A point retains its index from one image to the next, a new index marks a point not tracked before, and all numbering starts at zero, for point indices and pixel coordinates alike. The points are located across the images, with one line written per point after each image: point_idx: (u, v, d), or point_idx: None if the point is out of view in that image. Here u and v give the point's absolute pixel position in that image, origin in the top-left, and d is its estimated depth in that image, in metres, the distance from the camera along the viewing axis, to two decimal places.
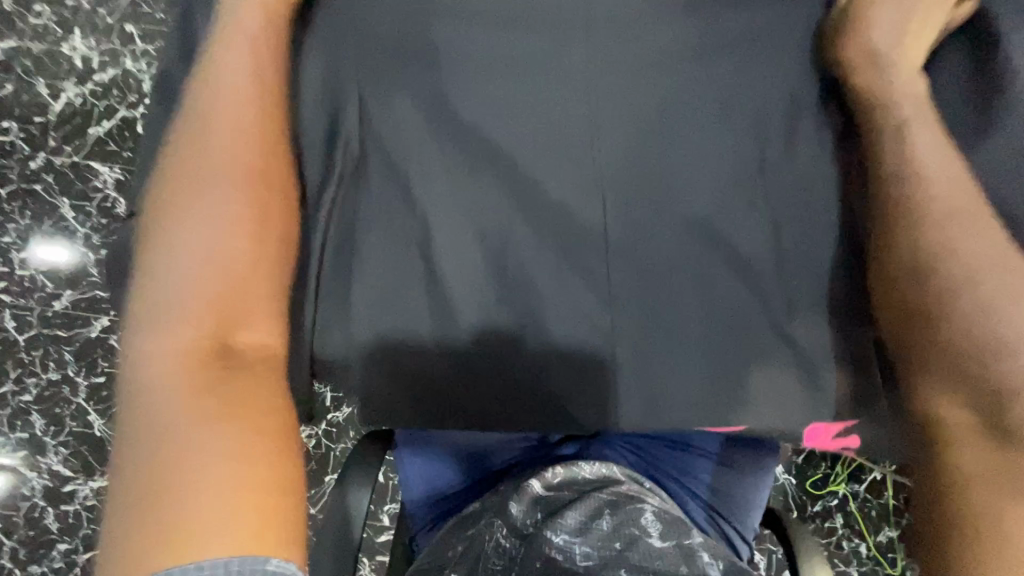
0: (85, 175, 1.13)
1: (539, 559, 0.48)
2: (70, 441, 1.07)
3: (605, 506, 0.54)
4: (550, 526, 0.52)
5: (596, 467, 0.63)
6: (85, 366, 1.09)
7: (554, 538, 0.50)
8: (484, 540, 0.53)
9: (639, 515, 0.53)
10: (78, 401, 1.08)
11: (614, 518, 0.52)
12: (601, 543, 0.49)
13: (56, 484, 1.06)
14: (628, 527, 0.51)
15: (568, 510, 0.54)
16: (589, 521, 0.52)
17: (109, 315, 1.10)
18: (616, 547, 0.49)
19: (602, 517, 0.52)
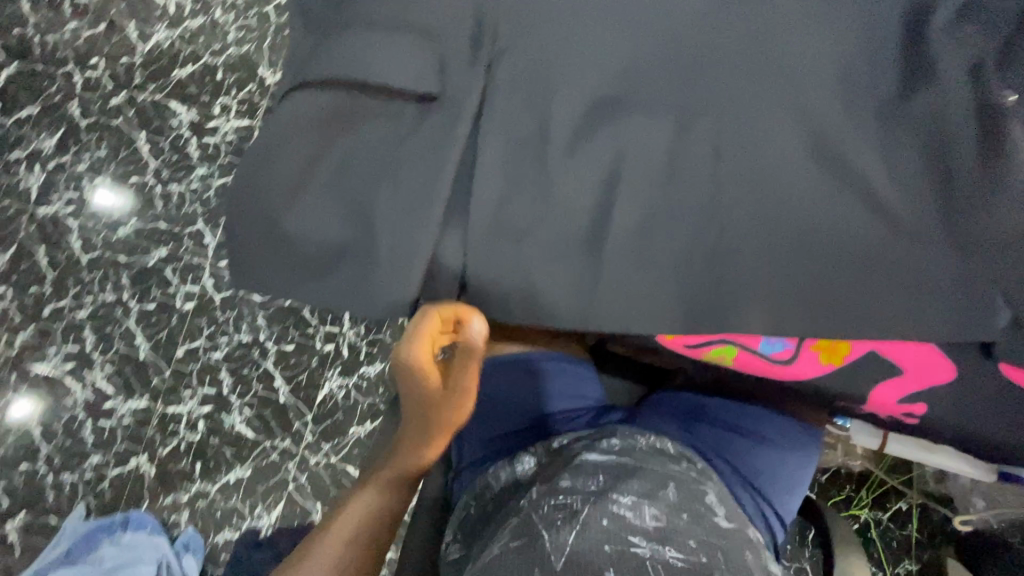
0: (163, 113, 1.19)
1: (605, 520, 0.48)
2: (115, 360, 1.12)
3: (670, 479, 0.54)
4: (616, 487, 0.51)
5: (649, 438, 0.60)
6: (138, 292, 1.14)
7: (620, 499, 0.50)
8: (547, 493, 0.53)
9: (700, 493, 0.54)
10: (128, 324, 1.13)
11: (679, 492, 0.53)
12: (672, 515, 0.50)
13: (97, 399, 1.11)
14: (692, 503, 0.52)
15: (634, 476, 0.53)
16: (657, 490, 0.52)
17: (167, 247, 1.15)
18: (684, 519, 0.50)
19: (668, 488, 0.53)
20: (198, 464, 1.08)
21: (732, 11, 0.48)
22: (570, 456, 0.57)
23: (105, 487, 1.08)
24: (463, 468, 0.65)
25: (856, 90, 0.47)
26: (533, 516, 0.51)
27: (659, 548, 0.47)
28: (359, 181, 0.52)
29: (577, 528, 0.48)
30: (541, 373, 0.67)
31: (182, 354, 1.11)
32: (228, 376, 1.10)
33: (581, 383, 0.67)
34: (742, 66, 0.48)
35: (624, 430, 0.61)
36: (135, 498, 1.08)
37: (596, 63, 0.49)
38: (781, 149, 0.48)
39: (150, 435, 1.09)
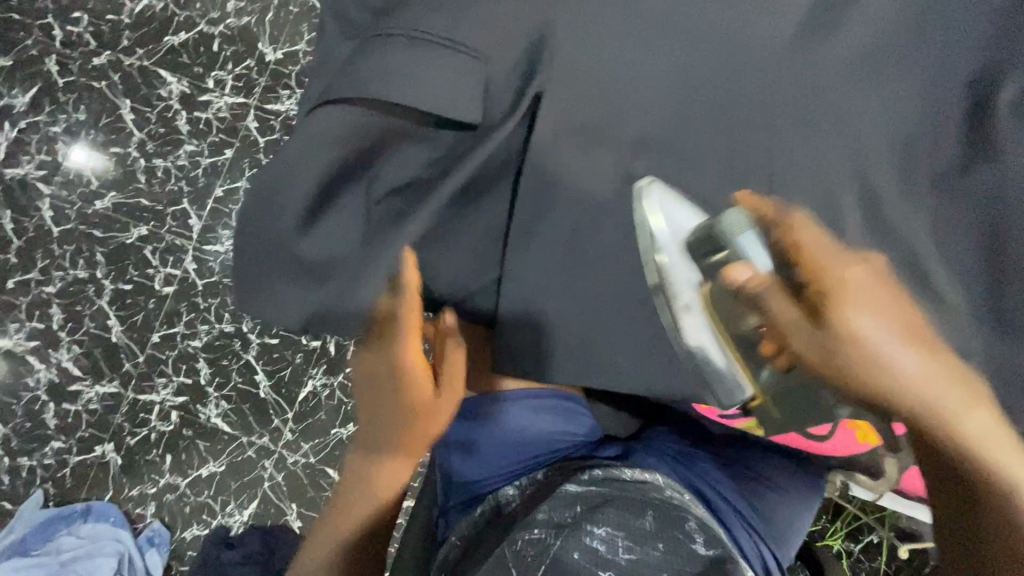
0: (152, 81, 1.12)
1: (577, 553, 0.46)
2: (84, 341, 1.05)
3: (649, 506, 0.52)
4: (591, 518, 0.49)
5: (638, 472, 0.58)
6: (114, 271, 1.07)
7: (593, 532, 0.48)
8: (522, 527, 0.51)
9: (681, 519, 0.51)
10: (100, 303, 1.06)
11: (656, 519, 0.50)
12: (647, 545, 0.48)
13: (62, 380, 1.05)
14: (671, 530, 0.50)
15: (610, 505, 0.51)
16: (632, 518, 0.50)
17: (148, 225, 1.08)
18: (660, 547, 0.48)
19: (644, 516, 0.50)
20: (168, 456, 1.03)
21: (791, 61, 0.52)
22: (551, 488, 0.55)
23: (65, 474, 1.03)
24: (450, 505, 0.62)
25: (890, 149, 0.53)
26: (506, 551, 0.48)
27: None
28: (407, 199, 0.56)
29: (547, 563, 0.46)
30: (530, 408, 0.63)
31: (157, 339, 1.06)
32: (206, 366, 1.05)
33: (570, 416, 0.64)
34: (795, 120, 0.53)
35: (608, 463, 0.59)
36: (98, 487, 1.02)
37: (660, 101, 0.53)
38: (822, 196, 0.54)
39: (118, 423, 1.04)
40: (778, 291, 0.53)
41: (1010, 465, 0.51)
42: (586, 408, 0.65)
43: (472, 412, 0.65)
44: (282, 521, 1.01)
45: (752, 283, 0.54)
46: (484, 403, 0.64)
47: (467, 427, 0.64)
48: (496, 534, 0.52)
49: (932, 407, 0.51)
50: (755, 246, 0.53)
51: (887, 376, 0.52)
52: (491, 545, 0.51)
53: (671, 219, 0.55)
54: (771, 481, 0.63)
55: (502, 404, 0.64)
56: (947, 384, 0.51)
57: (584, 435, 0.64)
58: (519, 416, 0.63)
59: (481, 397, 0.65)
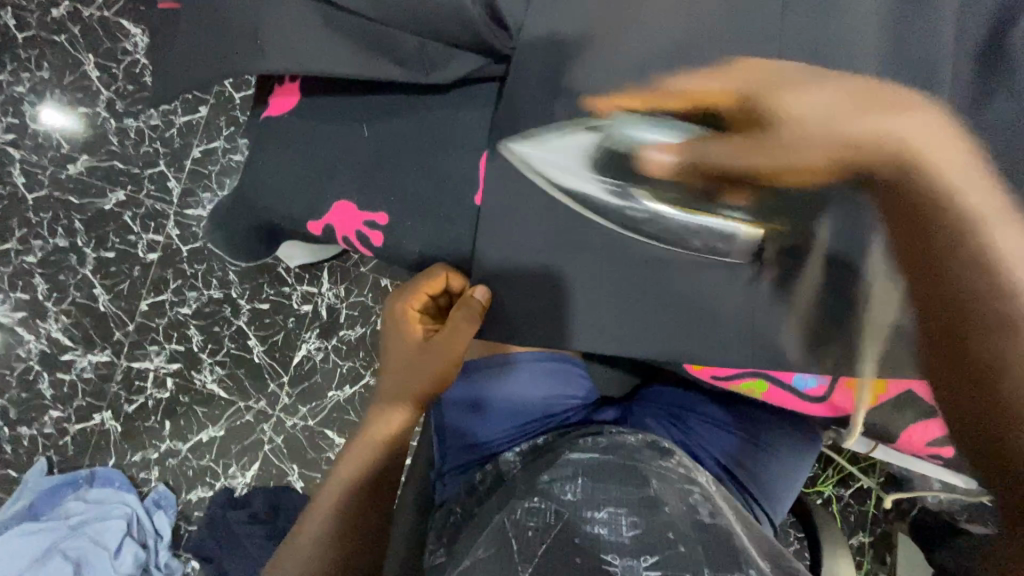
0: (115, 34, 1.05)
1: (578, 538, 0.44)
2: (72, 311, 1.04)
3: (652, 476, 0.51)
4: (591, 501, 0.47)
5: (638, 438, 0.57)
6: (95, 238, 1.04)
7: (596, 510, 0.46)
8: (522, 499, 0.49)
9: (685, 493, 0.50)
10: (84, 272, 1.04)
11: (659, 490, 0.49)
12: (651, 514, 0.46)
13: (54, 350, 1.04)
14: (675, 503, 0.48)
15: (613, 478, 0.50)
16: (636, 491, 0.48)
17: (126, 190, 1.04)
18: (665, 514, 0.46)
19: (648, 486, 0.49)
20: (167, 422, 1.04)
21: None
22: (555, 458, 0.54)
23: (66, 443, 1.04)
24: (444, 471, 0.60)
25: None
26: (506, 526, 0.46)
27: (632, 561, 0.41)
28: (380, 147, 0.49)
29: (545, 546, 0.44)
30: (528, 373, 0.62)
31: (146, 307, 1.04)
32: (198, 333, 1.04)
33: (568, 379, 0.62)
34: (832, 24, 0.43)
35: (608, 430, 0.58)
36: (101, 453, 1.04)
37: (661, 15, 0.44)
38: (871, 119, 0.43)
39: (114, 391, 1.04)
40: (706, 141, 0.41)
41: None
42: (580, 370, 0.63)
43: (473, 380, 0.63)
44: (284, 481, 1.01)
45: (675, 155, 0.41)
46: (486, 368, 0.63)
47: (468, 396, 0.63)
48: (496, 505, 0.51)
49: (928, 207, 0.37)
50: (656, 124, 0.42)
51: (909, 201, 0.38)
52: (491, 520, 0.49)
53: (566, 151, 0.43)
54: (766, 439, 0.61)
55: (506, 371, 0.62)
56: (974, 179, 0.37)
57: (582, 398, 0.62)
58: (522, 385, 0.62)
59: (479, 361, 0.63)
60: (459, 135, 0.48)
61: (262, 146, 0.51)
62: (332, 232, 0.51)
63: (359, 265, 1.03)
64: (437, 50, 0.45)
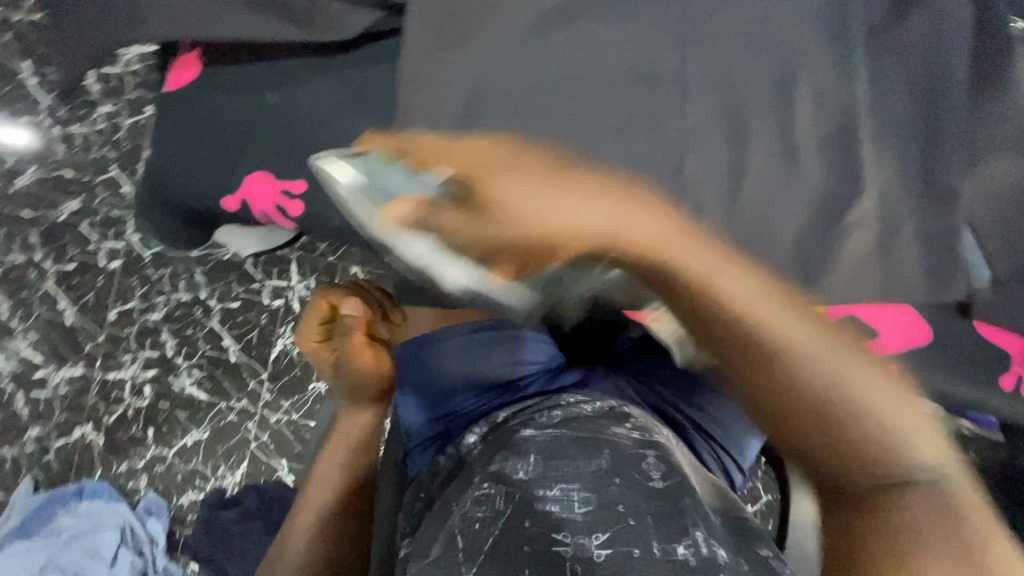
0: (49, 37, 1.01)
1: (528, 522, 0.44)
2: (39, 327, 1.02)
3: (605, 445, 0.50)
4: (543, 479, 0.47)
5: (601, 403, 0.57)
6: (53, 251, 1.02)
7: (547, 492, 0.46)
8: (473, 485, 0.50)
9: (638, 459, 0.49)
10: (47, 287, 1.02)
11: (611, 460, 0.49)
12: (602, 484, 0.46)
13: (26, 369, 1.02)
14: (625, 471, 0.48)
15: (566, 453, 0.49)
16: (586, 463, 0.48)
17: (79, 199, 1.02)
18: (615, 485, 0.46)
19: (601, 456, 0.49)
20: (149, 430, 1.03)
21: None
22: (508, 435, 0.54)
23: (50, 460, 1.03)
24: (413, 448, 0.61)
25: None
26: (457, 521, 0.46)
27: (583, 541, 0.42)
28: (304, 121, 0.47)
29: (496, 535, 0.44)
30: (495, 342, 0.62)
31: (115, 317, 1.02)
32: (171, 338, 1.03)
33: (528, 346, 0.62)
34: None
35: (568, 397, 0.58)
36: (86, 467, 1.03)
37: None
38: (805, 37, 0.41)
39: (92, 403, 1.03)
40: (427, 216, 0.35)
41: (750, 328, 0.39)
42: (538, 337, 0.62)
43: (433, 355, 0.63)
44: (274, 477, 1.01)
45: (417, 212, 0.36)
46: (453, 343, 0.62)
47: (431, 371, 0.63)
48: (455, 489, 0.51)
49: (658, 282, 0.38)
50: (398, 171, 0.37)
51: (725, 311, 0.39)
52: (446, 510, 0.49)
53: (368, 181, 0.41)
54: None
55: (464, 344, 0.62)
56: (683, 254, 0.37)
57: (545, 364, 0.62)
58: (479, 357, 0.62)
59: (446, 338, 0.62)
60: (385, 95, 0.46)
61: (184, 132, 0.49)
62: (250, 208, 0.50)
63: (327, 254, 1.02)
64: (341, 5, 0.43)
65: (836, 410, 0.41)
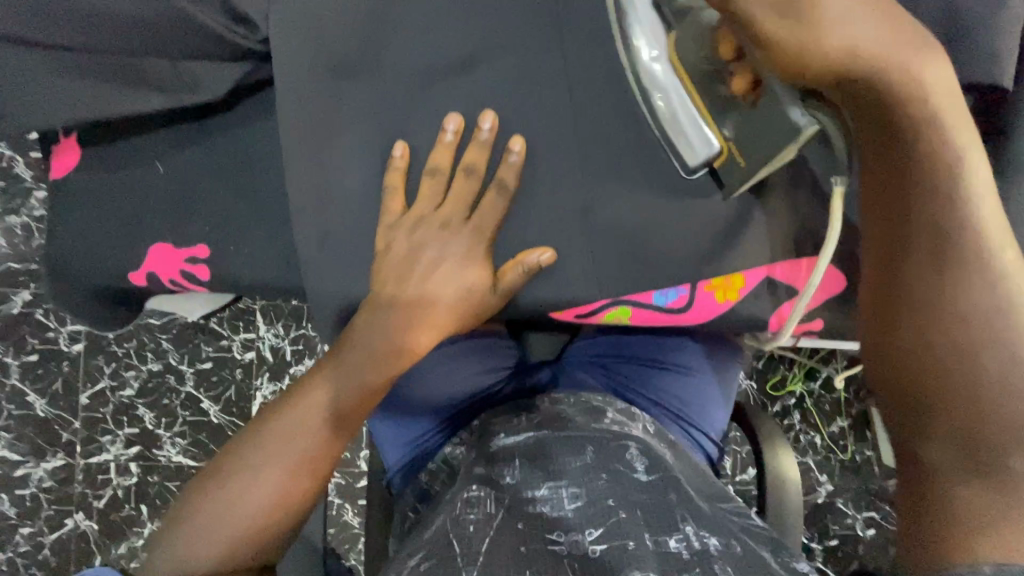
0: None
1: (520, 525, 0.45)
2: (12, 424, 1.00)
3: (587, 441, 0.51)
4: (530, 480, 0.48)
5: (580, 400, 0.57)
6: (13, 346, 1.00)
7: (536, 494, 0.47)
8: (462, 488, 0.50)
9: (620, 451, 0.50)
10: (12, 383, 1.00)
11: (595, 456, 0.49)
12: (590, 482, 0.47)
13: (5, 469, 1.00)
14: (610, 464, 0.49)
15: (550, 454, 0.50)
16: (570, 462, 0.49)
17: (30, 289, 1.00)
18: (601, 480, 0.47)
19: (584, 453, 0.50)
20: (143, 507, 1.01)
21: None
22: (489, 443, 0.54)
23: (45, 557, 1.00)
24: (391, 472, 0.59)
25: None
26: (447, 523, 0.46)
27: (578, 539, 0.43)
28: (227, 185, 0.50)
29: (490, 536, 0.44)
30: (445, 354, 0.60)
31: (87, 400, 1.01)
32: (148, 410, 1.02)
33: (489, 353, 0.61)
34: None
35: (543, 399, 0.58)
36: (84, 557, 1.01)
37: None
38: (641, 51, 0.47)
39: (79, 491, 1.01)
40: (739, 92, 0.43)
41: (935, 134, 0.40)
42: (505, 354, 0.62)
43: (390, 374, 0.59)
44: None
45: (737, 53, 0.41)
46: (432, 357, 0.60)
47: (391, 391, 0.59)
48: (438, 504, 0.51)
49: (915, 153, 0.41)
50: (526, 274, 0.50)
51: (902, 131, 0.40)
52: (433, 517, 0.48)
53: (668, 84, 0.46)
54: (692, 361, 0.62)
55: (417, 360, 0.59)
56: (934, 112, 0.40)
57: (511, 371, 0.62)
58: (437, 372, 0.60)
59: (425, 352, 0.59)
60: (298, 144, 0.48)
61: None
62: (156, 278, 0.53)
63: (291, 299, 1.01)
64: (216, 65, 0.49)
65: (975, 313, 0.41)
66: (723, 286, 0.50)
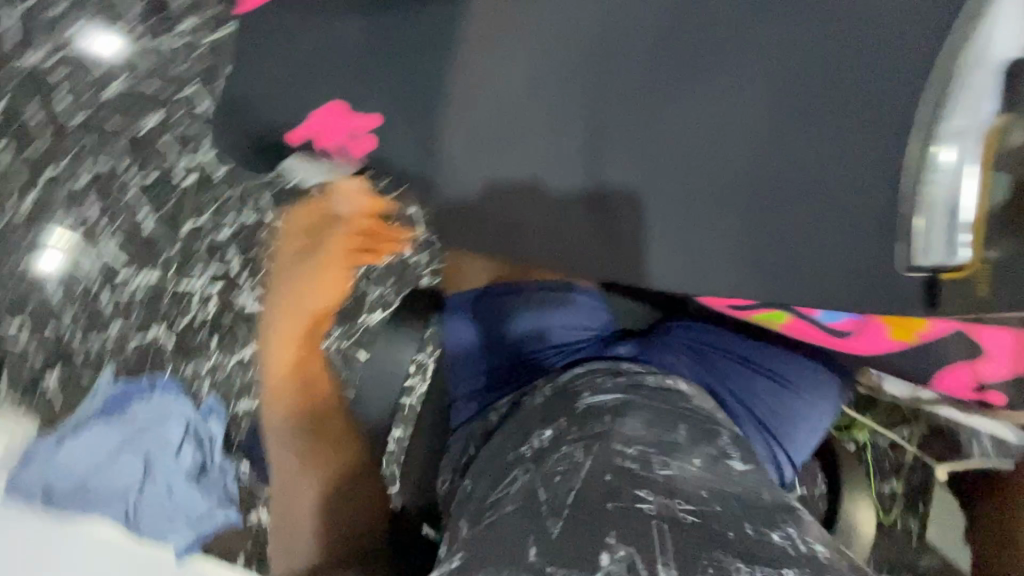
0: None
1: (609, 474, 0.42)
2: (122, 232, 1.10)
3: (680, 419, 0.48)
4: (622, 436, 0.45)
5: (661, 378, 0.54)
6: (138, 162, 1.08)
7: (625, 451, 0.43)
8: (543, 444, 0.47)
9: (713, 437, 0.48)
10: (131, 195, 1.09)
11: (688, 434, 0.46)
12: (682, 461, 0.43)
13: (110, 268, 1.11)
14: (704, 446, 0.46)
15: (640, 416, 0.47)
16: (666, 437, 0.45)
17: (162, 114, 1.06)
18: (696, 464, 0.43)
19: (677, 430, 0.47)
20: (213, 338, 1.12)
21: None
22: (572, 398, 0.51)
23: (127, 353, 1.11)
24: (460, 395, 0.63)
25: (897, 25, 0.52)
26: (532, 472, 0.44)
27: (668, 501, 0.40)
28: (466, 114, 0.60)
29: (576, 486, 0.41)
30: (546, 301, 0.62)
31: (189, 231, 1.09)
32: (238, 257, 1.09)
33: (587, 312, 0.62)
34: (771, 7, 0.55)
35: (628, 365, 0.56)
36: (158, 365, 1.12)
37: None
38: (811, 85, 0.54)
39: (165, 309, 1.11)
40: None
41: None
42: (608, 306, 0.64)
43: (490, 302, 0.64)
44: None
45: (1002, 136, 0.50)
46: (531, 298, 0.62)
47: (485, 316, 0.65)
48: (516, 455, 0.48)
49: None
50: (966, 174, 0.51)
51: None
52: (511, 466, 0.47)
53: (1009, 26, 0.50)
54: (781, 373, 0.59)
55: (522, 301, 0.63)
56: None
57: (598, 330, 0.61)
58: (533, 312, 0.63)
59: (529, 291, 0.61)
60: None
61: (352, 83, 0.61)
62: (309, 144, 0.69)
63: None
64: None
65: None
66: (899, 327, 0.59)
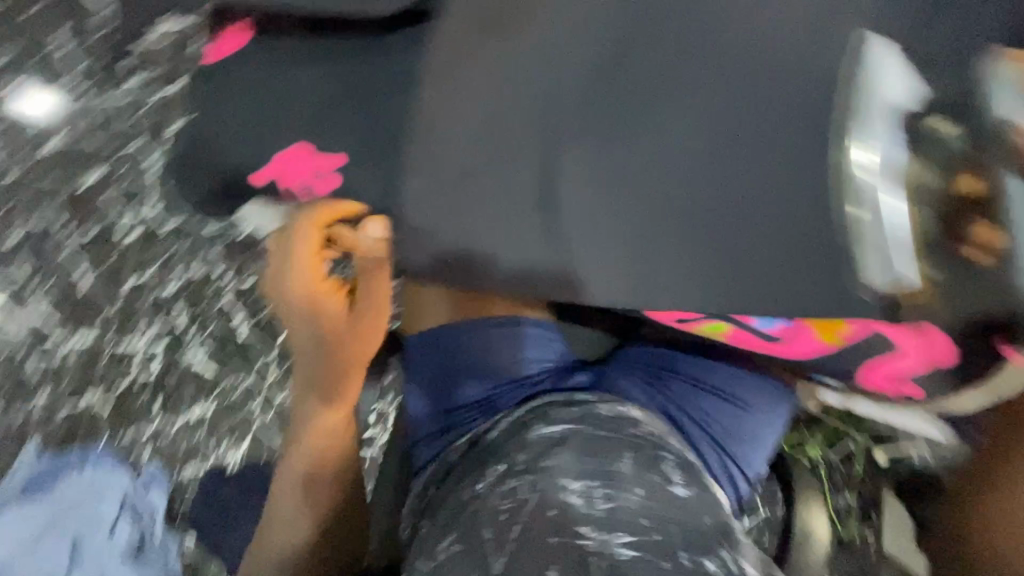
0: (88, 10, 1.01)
1: (551, 513, 0.44)
2: (53, 292, 1.02)
3: (627, 448, 0.48)
4: (568, 470, 0.46)
5: (614, 404, 0.54)
6: (73, 218, 1.03)
7: (570, 486, 0.45)
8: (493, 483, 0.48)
9: (659, 462, 0.49)
10: (66, 252, 1.03)
11: (634, 463, 0.47)
12: (626, 491, 0.45)
13: (35, 334, 1.01)
14: (648, 474, 0.47)
15: (589, 449, 0.48)
16: (612, 466, 0.47)
17: (104, 168, 1.03)
18: (638, 495, 0.45)
19: (623, 460, 0.47)
20: (157, 402, 1.03)
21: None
22: (523, 434, 0.52)
23: (54, 426, 1.01)
24: (420, 437, 0.63)
25: None
26: (480, 509, 0.47)
27: (606, 539, 0.42)
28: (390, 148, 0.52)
29: (518, 525, 0.44)
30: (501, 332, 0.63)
31: (130, 288, 1.04)
32: (185, 312, 1.04)
33: (543, 343, 0.63)
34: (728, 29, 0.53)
35: (583, 394, 0.56)
36: (91, 436, 1.02)
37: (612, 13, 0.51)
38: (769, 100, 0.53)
39: (101, 372, 1.03)
40: None
41: None
42: (563, 339, 0.65)
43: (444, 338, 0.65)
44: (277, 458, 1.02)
45: None
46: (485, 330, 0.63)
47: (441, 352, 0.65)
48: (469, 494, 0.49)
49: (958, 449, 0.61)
50: None
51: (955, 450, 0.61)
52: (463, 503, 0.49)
53: None
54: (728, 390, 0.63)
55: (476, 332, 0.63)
56: None
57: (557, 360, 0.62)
58: (488, 343, 0.63)
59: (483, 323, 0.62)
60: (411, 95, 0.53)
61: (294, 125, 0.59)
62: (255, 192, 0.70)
63: None
64: None
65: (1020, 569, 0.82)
66: (823, 328, 0.56)
